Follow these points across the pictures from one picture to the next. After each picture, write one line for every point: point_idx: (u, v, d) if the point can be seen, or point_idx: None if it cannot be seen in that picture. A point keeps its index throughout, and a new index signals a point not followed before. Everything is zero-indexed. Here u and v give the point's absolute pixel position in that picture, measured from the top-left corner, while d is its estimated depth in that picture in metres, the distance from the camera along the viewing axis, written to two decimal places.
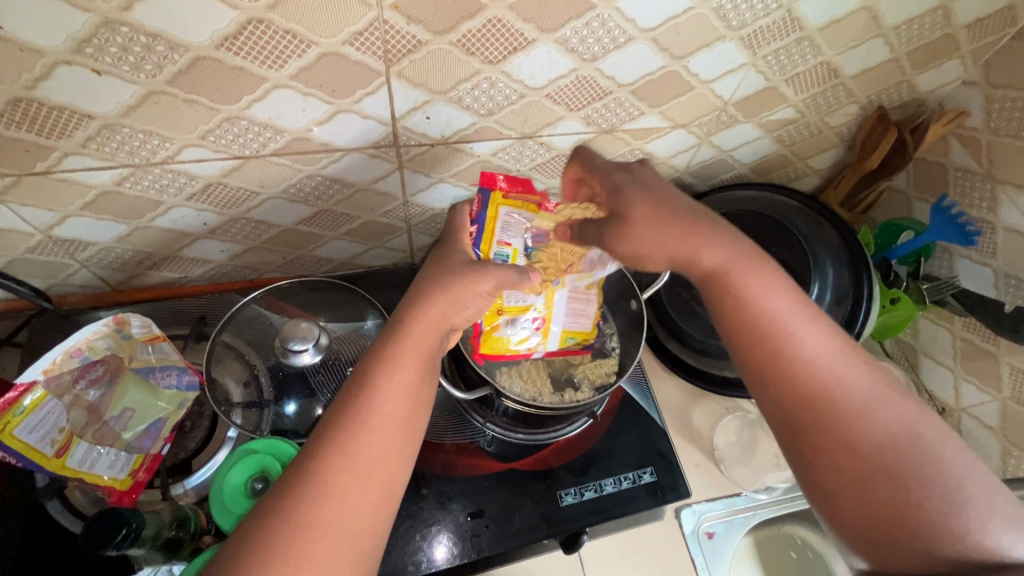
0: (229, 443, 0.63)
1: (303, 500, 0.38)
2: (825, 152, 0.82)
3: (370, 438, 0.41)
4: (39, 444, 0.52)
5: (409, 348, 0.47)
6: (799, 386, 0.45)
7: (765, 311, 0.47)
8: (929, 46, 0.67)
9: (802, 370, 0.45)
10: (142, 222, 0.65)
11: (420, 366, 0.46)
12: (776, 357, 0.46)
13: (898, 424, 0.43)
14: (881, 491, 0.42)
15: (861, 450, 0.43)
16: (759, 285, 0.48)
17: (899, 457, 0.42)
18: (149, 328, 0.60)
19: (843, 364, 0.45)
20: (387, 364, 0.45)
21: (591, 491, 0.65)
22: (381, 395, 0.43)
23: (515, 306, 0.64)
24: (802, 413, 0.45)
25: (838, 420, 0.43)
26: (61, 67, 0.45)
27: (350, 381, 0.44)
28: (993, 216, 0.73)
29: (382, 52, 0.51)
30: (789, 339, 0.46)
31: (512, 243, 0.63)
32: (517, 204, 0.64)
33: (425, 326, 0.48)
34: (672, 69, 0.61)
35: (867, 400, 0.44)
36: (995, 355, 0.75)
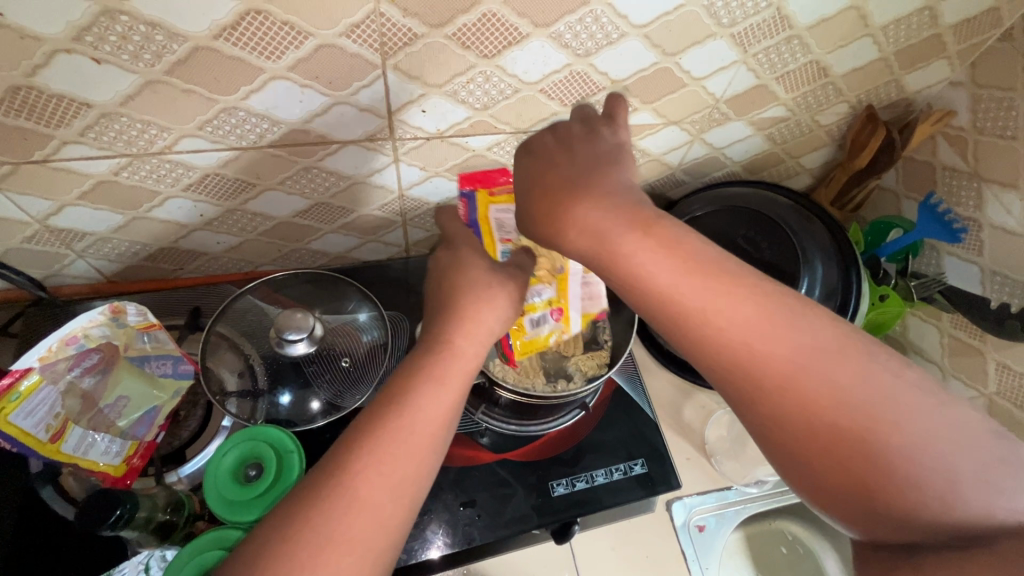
0: (223, 432, 0.63)
1: (335, 511, 0.39)
2: (816, 150, 0.83)
3: (404, 456, 0.42)
4: (34, 429, 0.52)
5: (450, 368, 0.47)
6: (713, 366, 0.40)
7: (674, 281, 0.41)
8: (917, 47, 0.69)
9: (720, 344, 0.40)
10: (139, 213, 0.65)
11: (462, 386, 0.46)
12: (691, 336, 0.41)
13: (843, 388, 0.37)
14: (818, 464, 0.37)
15: (798, 424, 0.38)
16: (666, 255, 0.42)
17: (832, 425, 0.37)
18: (144, 317, 0.59)
19: (769, 330, 0.39)
20: (428, 381, 0.45)
21: (582, 482, 0.66)
22: (418, 411, 0.44)
23: (532, 305, 0.61)
24: (730, 387, 0.40)
25: (768, 396, 0.38)
26: (60, 56, 0.46)
27: (388, 395, 0.45)
28: (979, 214, 0.74)
29: (378, 45, 0.52)
30: (704, 311, 0.40)
31: (512, 236, 0.62)
32: (504, 199, 0.64)
33: (467, 346, 0.49)
34: (665, 65, 0.62)
35: (801, 365, 0.38)
36: (981, 351, 0.76)
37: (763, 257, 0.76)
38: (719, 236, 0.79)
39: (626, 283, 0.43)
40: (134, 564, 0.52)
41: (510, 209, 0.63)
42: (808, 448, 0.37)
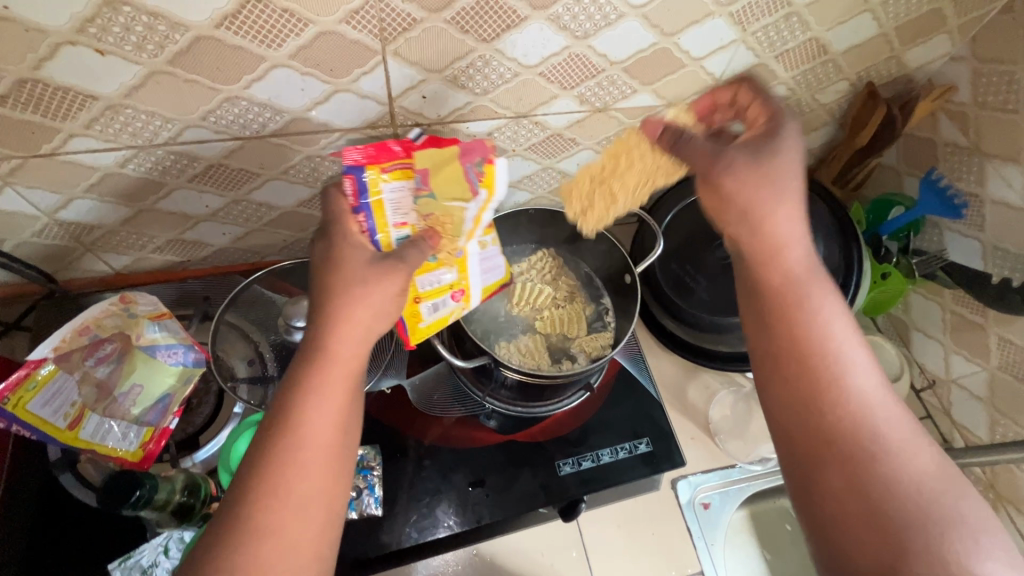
0: (235, 418, 0.65)
1: (242, 542, 0.40)
2: (817, 129, 0.83)
3: (300, 477, 0.42)
4: (52, 417, 0.54)
5: (332, 376, 0.46)
6: (831, 414, 0.45)
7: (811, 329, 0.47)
8: (917, 22, 0.68)
9: (834, 394, 0.45)
10: (146, 205, 0.66)
11: (348, 387, 0.46)
12: (818, 380, 0.46)
13: (917, 471, 0.42)
14: (898, 532, 0.40)
15: (871, 483, 0.42)
16: (815, 305, 0.48)
17: (919, 499, 0.41)
18: (154, 306, 0.61)
19: (877, 403, 0.45)
20: (307, 396, 0.44)
21: (588, 461, 0.67)
22: (309, 425, 0.44)
23: (431, 289, 0.57)
24: (826, 435, 0.44)
25: (865, 455, 0.43)
26: (65, 48, 0.47)
27: (278, 412, 0.44)
28: (980, 189, 0.74)
29: (378, 31, 0.52)
30: (836, 366, 0.46)
31: (408, 218, 0.50)
32: (398, 172, 0.49)
33: (346, 348, 0.47)
34: (663, 46, 0.62)
35: (894, 442, 0.43)
36: (983, 326, 0.77)
37: None
38: None
39: (782, 323, 0.48)
40: (153, 546, 0.54)
41: (407, 186, 0.49)
42: (866, 509, 0.42)
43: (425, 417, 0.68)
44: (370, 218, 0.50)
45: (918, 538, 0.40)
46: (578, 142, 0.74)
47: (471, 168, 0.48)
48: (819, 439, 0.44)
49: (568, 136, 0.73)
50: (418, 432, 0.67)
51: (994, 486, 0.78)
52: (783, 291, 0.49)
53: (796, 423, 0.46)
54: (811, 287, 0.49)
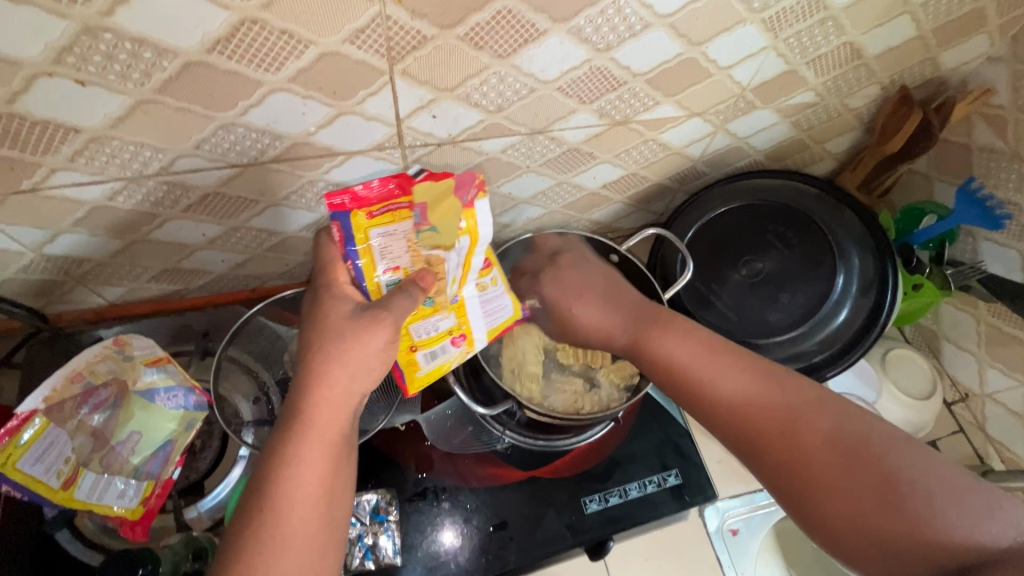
0: (241, 461, 0.61)
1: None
2: (844, 134, 0.79)
3: (280, 553, 0.40)
4: (44, 476, 0.50)
5: (309, 445, 0.44)
6: (739, 426, 0.50)
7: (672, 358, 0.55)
8: (956, 22, 0.64)
9: (720, 401, 0.51)
10: (138, 237, 0.62)
11: (328, 455, 0.44)
12: (711, 406, 0.52)
13: (824, 428, 0.46)
14: (849, 495, 0.43)
15: (803, 454, 0.46)
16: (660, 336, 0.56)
17: (850, 462, 0.44)
18: (150, 350, 0.57)
19: (762, 388, 0.50)
20: (279, 469, 0.43)
21: (615, 497, 0.64)
22: (289, 497, 0.42)
23: (429, 337, 0.57)
24: (743, 442, 0.50)
25: (787, 443, 0.47)
26: (41, 79, 0.42)
27: (261, 487, 0.42)
28: (1020, 197, 0.70)
29: (385, 50, 0.48)
30: (719, 385, 0.52)
31: (399, 262, 0.54)
32: (386, 218, 0.53)
33: (323, 413, 0.45)
34: (690, 56, 0.58)
35: (793, 421, 0.48)
36: (1022, 341, 0.73)
37: (796, 253, 0.72)
38: (746, 232, 0.75)
39: (665, 366, 0.55)
40: None
41: (395, 231, 0.53)
42: (820, 477, 0.45)
43: (442, 454, 0.64)
44: (358, 262, 0.53)
45: (864, 485, 0.43)
46: (596, 156, 0.70)
47: (463, 201, 0.53)
48: (748, 441, 0.50)
49: (586, 150, 0.69)
50: (435, 471, 0.63)
51: None
52: (644, 347, 0.57)
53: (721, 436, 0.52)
54: (644, 322, 0.58)
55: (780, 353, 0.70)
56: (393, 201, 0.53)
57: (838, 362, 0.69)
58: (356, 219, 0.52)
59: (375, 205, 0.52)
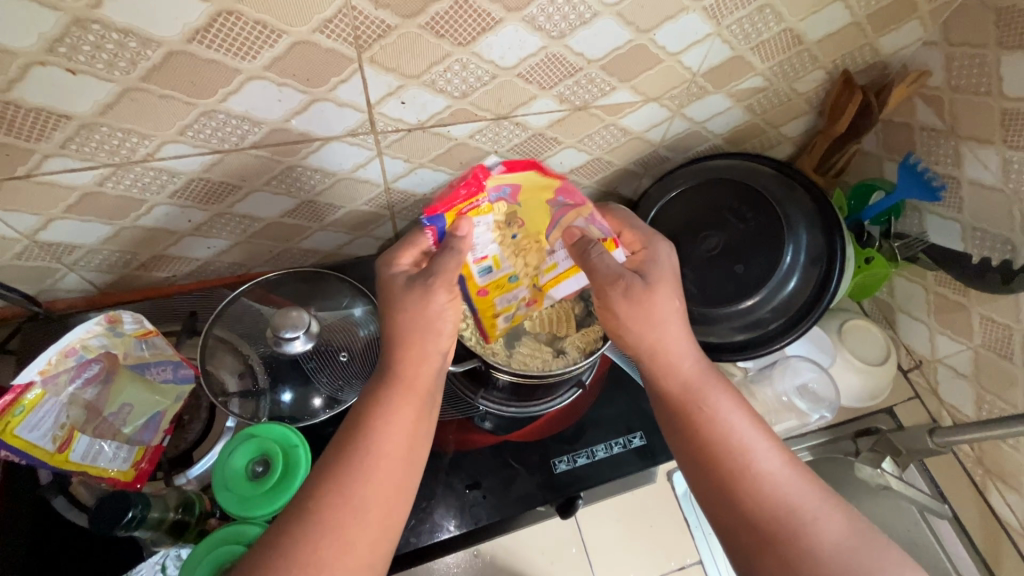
0: (228, 432, 0.65)
1: (311, 533, 0.44)
2: (796, 118, 0.84)
3: (371, 476, 0.47)
4: (41, 441, 0.53)
5: (402, 394, 0.52)
6: (704, 443, 0.52)
7: (680, 378, 0.55)
8: (889, 8, 0.69)
9: (714, 430, 0.52)
10: (127, 223, 0.65)
11: (415, 406, 0.52)
12: (687, 418, 0.54)
13: (795, 490, 0.49)
14: (767, 535, 0.48)
15: (759, 506, 0.49)
16: (673, 356, 0.55)
17: (781, 508, 0.48)
18: (141, 324, 0.59)
19: (753, 435, 0.52)
20: (379, 412, 0.50)
21: (583, 458, 0.67)
22: (384, 434, 0.49)
23: (509, 305, 0.64)
24: (714, 469, 0.51)
25: (736, 474, 0.50)
26: (35, 68, 0.46)
27: (358, 421, 0.50)
28: (957, 170, 0.75)
29: (353, 38, 0.52)
30: (704, 404, 0.53)
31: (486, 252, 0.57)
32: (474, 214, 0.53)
33: (415, 370, 0.53)
34: (640, 42, 0.62)
35: (752, 460, 0.50)
36: (965, 306, 0.78)
37: (749, 228, 0.77)
38: (705, 211, 0.79)
39: (653, 372, 0.56)
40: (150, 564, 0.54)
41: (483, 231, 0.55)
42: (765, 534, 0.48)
43: None
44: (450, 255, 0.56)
45: (774, 521, 0.48)
46: (560, 141, 0.75)
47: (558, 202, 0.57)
48: (724, 478, 0.51)
49: (550, 135, 0.73)
50: None
51: (982, 462, 0.80)
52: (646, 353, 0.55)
53: (691, 459, 0.53)
54: (662, 315, 0.55)
55: (736, 322, 0.75)
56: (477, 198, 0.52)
57: (793, 329, 0.73)
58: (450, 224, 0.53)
59: (463, 205, 0.52)
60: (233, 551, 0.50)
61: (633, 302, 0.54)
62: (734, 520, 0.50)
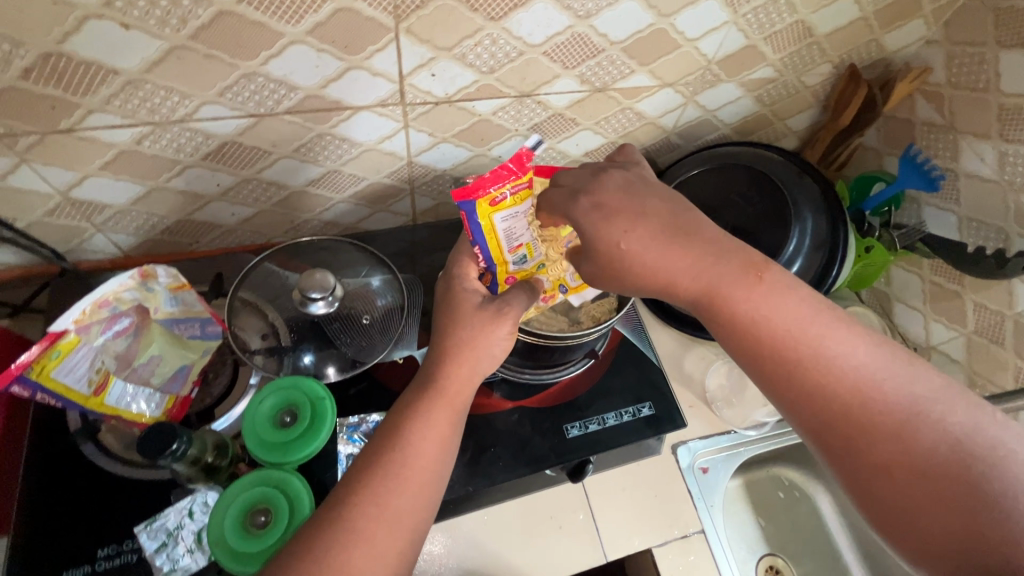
0: (251, 390, 0.67)
1: (341, 549, 0.44)
2: (802, 111, 0.88)
3: (403, 492, 0.48)
4: (77, 384, 0.55)
5: (438, 401, 0.53)
6: (824, 395, 0.44)
7: (780, 327, 0.45)
8: (896, 5, 0.73)
9: (827, 383, 0.44)
10: (158, 184, 0.67)
11: (449, 414, 0.53)
12: (796, 369, 0.45)
13: (949, 431, 0.41)
14: (943, 500, 0.39)
15: (912, 464, 0.40)
16: (761, 297, 0.46)
17: (954, 462, 0.40)
18: (175, 279, 0.60)
19: (876, 375, 0.43)
20: (417, 422, 0.51)
21: (594, 424, 0.70)
22: (412, 447, 0.50)
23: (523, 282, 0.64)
24: (845, 427, 0.43)
25: (878, 428, 0.42)
26: (91, 21, 0.48)
27: (390, 437, 0.50)
28: (955, 163, 0.79)
29: (392, 8, 0.54)
30: (813, 346, 0.45)
31: (520, 242, 0.61)
32: (506, 203, 0.59)
33: (455, 381, 0.54)
34: (660, 26, 0.65)
35: (898, 407, 0.42)
36: (960, 294, 0.81)
37: (757, 210, 0.80)
38: (712, 195, 0.82)
39: (742, 318, 0.46)
40: (177, 510, 0.56)
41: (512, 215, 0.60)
42: (919, 496, 0.40)
43: None
44: (485, 246, 0.60)
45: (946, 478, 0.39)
46: (578, 122, 0.77)
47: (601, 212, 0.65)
48: (858, 442, 0.42)
49: (569, 116, 0.76)
50: None
51: None
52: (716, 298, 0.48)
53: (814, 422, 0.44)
54: (721, 264, 0.48)
55: None
56: (512, 186, 0.58)
57: None
58: (479, 207, 0.57)
59: (495, 186, 0.57)
60: (265, 494, 0.52)
61: (661, 253, 0.49)
62: (886, 486, 0.41)
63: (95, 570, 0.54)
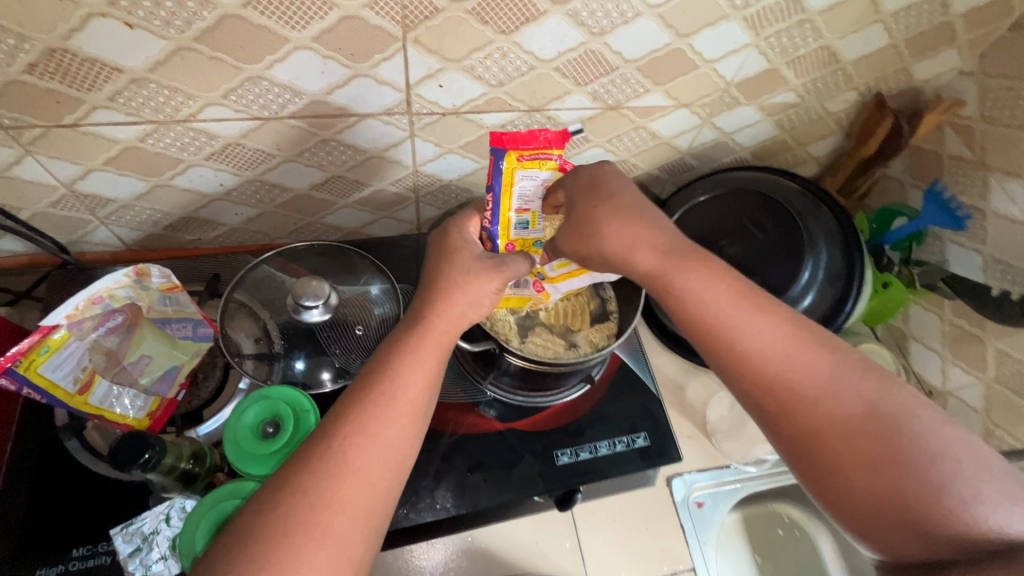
0: (240, 393, 0.67)
1: (328, 479, 0.42)
2: (824, 138, 0.84)
3: (391, 422, 0.45)
4: (63, 381, 0.54)
5: (430, 338, 0.51)
6: (752, 373, 0.46)
7: (709, 310, 0.48)
8: (928, 34, 0.70)
9: (758, 362, 0.46)
10: (162, 181, 0.67)
11: (439, 353, 0.50)
12: (727, 350, 0.47)
13: (863, 405, 0.43)
14: (859, 466, 0.41)
15: (836, 436, 0.42)
16: (698, 282, 0.49)
17: (865, 432, 0.42)
18: (168, 280, 0.60)
19: (799, 349, 0.45)
20: (405, 355, 0.49)
21: (586, 452, 0.68)
22: (402, 376, 0.47)
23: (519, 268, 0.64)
24: (768, 403, 0.45)
25: (800, 405, 0.44)
26: (95, 19, 0.48)
27: (379, 371, 0.48)
28: (983, 202, 0.75)
29: (400, 17, 0.53)
30: (739, 328, 0.47)
31: (530, 207, 0.60)
32: (533, 163, 0.58)
33: (445, 319, 0.52)
34: (678, 46, 0.63)
35: (817, 384, 0.44)
36: (981, 338, 0.78)
37: (770, 238, 0.77)
38: (726, 219, 0.79)
39: (680, 300, 0.50)
40: (155, 514, 0.55)
41: (535, 177, 0.59)
42: (842, 468, 0.42)
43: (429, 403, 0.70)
44: (496, 197, 0.59)
45: (858, 446, 0.42)
46: (589, 139, 0.76)
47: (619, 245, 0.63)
48: (788, 420, 0.44)
49: (580, 132, 0.74)
50: None
51: None
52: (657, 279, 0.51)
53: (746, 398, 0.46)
54: (663, 251, 0.52)
55: None
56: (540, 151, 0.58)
57: None
58: (507, 156, 0.58)
59: (525, 149, 0.58)
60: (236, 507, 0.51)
61: (611, 234, 0.53)
62: (805, 455, 0.43)
63: (68, 570, 0.54)
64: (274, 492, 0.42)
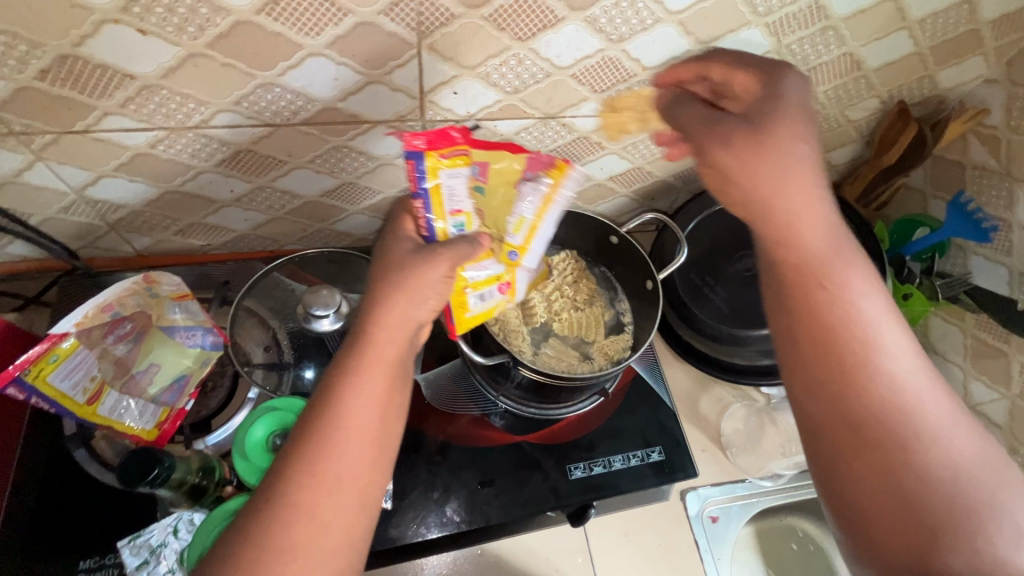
0: (250, 403, 0.65)
1: (276, 525, 0.40)
2: (843, 146, 0.83)
3: (339, 455, 0.42)
4: (71, 391, 0.54)
5: (375, 358, 0.46)
6: (832, 332, 0.44)
7: (809, 257, 0.46)
8: (954, 42, 0.68)
9: (841, 324, 0.43)
10: (172, 187, 0.66)
11: (386, 374, 0.46)
12: (808, 304, 0.45)
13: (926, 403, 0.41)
14: (902, 460, 0.39)
15: (893, 426, 0.40)
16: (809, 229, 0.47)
17: (922, 429, 0.40)
18: (178, 287, 0.61)
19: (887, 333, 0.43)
20: (350, 379, 0.45)
21: (599, 467, 0.68)
22: (345, 410, 0.43)
23: (479, 281, 0.59)
24: (839, 366, 0.43)
25: (870, 377, 0.42)
26: (108, 26, 0.47)
27: (317, 403, 0.44)
28: (1009, 214, 0.73)
29: (415, 24, 0.52)
30: (833, 285, 0.45)
31: (462, 206, 0.54)
32: (455, 160, 0.52)
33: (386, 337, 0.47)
34: (697, 54, 0.62)
35: (894, 366, 0.42)
36: (1005, 353, 0.76)
37: None
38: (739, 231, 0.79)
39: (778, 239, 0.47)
40: (161, 527, 0.54)
41: (462, 173, 0.52)
42: (884, 456, 0.40)
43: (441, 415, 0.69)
44: (427, 203, 0.53)
45: (911, 441, 0.40)
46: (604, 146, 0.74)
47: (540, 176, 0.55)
48: (842, 427, 0.42)
49: (594, 140, 0.73)
50: (435, 429, 0.69)
51: None
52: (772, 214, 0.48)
53: (814, 354, 0.44)
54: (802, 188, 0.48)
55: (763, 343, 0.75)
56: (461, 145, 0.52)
57: None
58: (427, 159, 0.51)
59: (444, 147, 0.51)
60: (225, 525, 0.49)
61: (752, 151, 0.48)
62: (853, 430, 0.41)
63: None
64: (243, 534, 0.40)
